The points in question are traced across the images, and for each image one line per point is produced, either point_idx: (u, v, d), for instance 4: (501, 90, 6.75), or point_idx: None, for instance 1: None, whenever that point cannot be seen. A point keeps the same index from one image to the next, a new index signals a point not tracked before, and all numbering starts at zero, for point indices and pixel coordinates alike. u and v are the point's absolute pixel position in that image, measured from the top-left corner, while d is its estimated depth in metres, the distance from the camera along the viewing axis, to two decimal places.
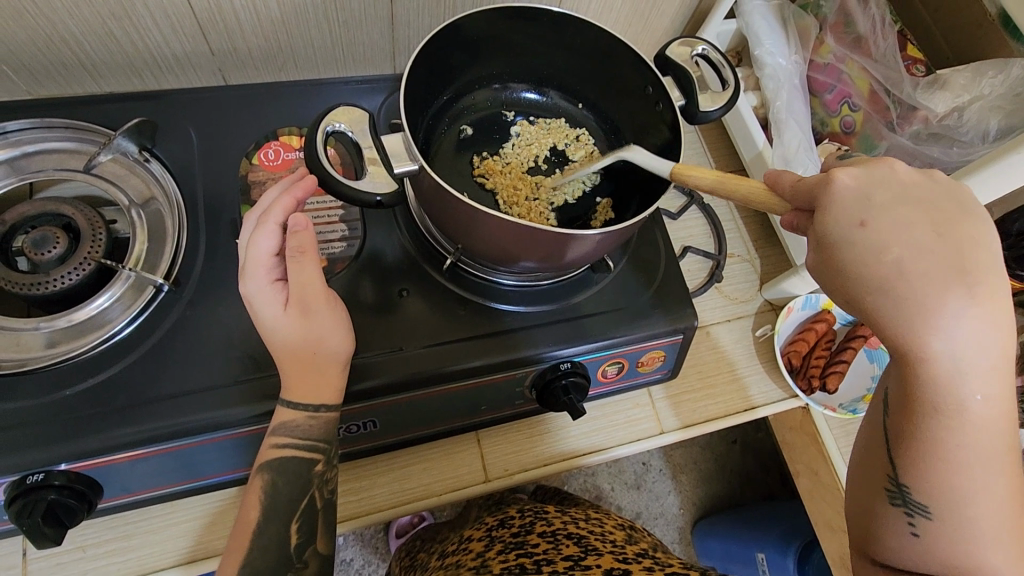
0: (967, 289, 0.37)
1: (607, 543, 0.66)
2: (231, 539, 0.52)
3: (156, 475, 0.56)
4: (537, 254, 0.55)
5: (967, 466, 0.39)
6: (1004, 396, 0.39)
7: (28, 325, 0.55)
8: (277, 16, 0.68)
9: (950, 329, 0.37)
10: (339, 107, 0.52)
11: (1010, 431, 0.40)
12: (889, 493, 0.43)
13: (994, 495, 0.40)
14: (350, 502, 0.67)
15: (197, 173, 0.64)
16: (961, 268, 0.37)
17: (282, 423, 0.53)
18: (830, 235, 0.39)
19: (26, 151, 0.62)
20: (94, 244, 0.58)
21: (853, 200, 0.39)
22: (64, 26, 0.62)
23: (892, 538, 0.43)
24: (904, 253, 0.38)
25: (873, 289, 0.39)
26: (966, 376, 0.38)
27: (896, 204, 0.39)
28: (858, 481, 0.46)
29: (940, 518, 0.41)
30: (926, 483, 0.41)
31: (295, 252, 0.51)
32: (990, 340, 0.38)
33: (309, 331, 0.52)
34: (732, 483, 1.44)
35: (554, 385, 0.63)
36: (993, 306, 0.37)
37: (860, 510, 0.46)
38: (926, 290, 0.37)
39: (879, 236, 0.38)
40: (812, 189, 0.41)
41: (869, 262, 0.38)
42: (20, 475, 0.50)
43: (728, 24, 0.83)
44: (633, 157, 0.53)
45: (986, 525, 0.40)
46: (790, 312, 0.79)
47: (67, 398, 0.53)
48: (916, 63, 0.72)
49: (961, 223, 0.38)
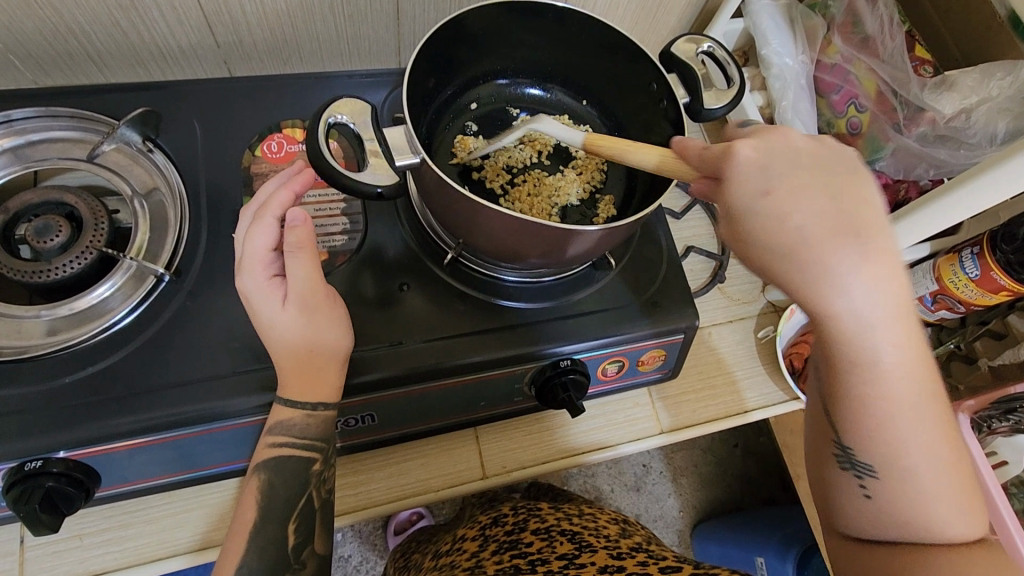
0: (861, 247, 0.39)
1: (602, 538, 0.67)
2: (230, 535, 0.52)
3: (154, 464, 0.57)
4: (537, 250, 0.55)
5: (897, 421, 0.43)
6: (915, 347, 0.42)
7: (30, 313, 0.56)
8: (283, 9, 0.68)
9: (850, 289, 0.39)
10: (341, 98, 0.51)
11: (927, 379, 0.42)
12: (837, 457, 0.47)
13: (929, 444, 0.43)
14: (348, 495, 0.67)
15: (199, 164, 0.64)
16: (852, 226, 0.39)
17: (278, 422, 0.53)
18: (737, 205, 0.41)
19: (31, 139, 0.62)
20: (97, 232, 0.58)
21: (756, 171, 0.40)
22: (69, 16, 0.62)
23: (850, 501, 0.47)
24: (802, 218, 0.39)
25: (781, 254, 0.40)
26: (876, 332, 0.40)
27: (793, 171, 0.40)
28: (815, 450, 0.50)
29: (884, 476, 0.45)
30: (867, 447, 0.44)
31: (293, 247, 0.51)
32: (886, 292, 0.39)
33: (308, 327, 0.52)
34: (732, 486, 1.44)
35: (553, 382, 0.62)
36: (885, 261, 0.39)
37: (819, 477, 0.50)
38: (826, 253, 0.39)
39: (781, 203, 0.40)
40: (717, 161, 0.42)
41: (771, 229, 0.40)
42: (18, 462, 0.50)
43: (734, 24, 0.82)
44: (546, 128, 0.54)
45: (926, 476, 0.44)
46: (793, 313, 0.78)
47: (66, 386, 0.53)
48: (924, 64, 0.71)
49: (850, 186, 0.40)
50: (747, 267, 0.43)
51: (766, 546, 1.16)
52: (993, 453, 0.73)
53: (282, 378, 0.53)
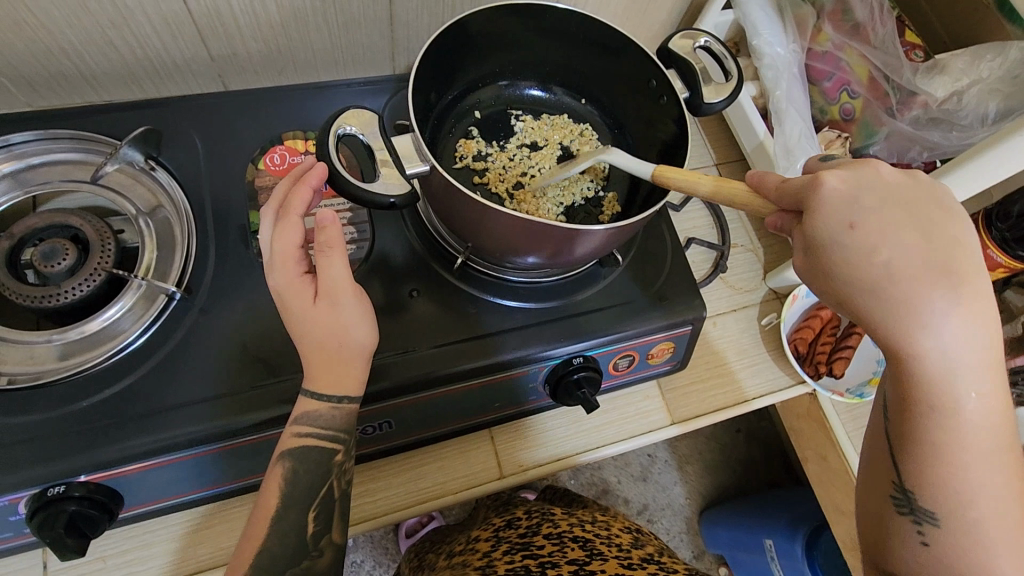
0: (952, 288, 0.38)
1: (613, 546, 0.67)
2: (250, 524, 0.52)
3: (174, 483, 0.56)
4: (549, 249, 0.55)
5: (969, 467, 0.40)
6: (1001, 395, 0.40)
7: (41, 338, 0.55)
8: (277, 20, 0.68)
9: (940, 331, 0.38)
10: (349, 110, 0.51)
11: (1009, 432, 0.41)
12: (895, 500, 0.44)
13: (1004, 500, 0.40)
14: (366, 502, 0.67)
15: (204, 180, 0.64)
16: (944, 267, 0.38)
17: (304, 412, 0.53)
18: (821, 236, 0.40)
19: (31, 163, 0.62)
20: (104, 255, 0.57)
21: (842, 203, 0.39)
22: (60, 35, 0.62)
23: (903, 548, 0.44)
24: (891, 254, 0.38)
25: (864, 290, 0.40)
26: (962, 375, 0.39)
27: (882, 205, 0.39)
28: (868, 492, 0.47)
29: (947, 525, 0.42)
30: (931, 487, 0.42)
31: (324, 246, 0.50)
32: (978, 338, 0.38)
33: (334, 322, 0.51)
34: (737, 472, 1.46)
35: (566, 380, 0.63)
36: (977, 305, 0.38)
37: (871, 519, 0.47)
38: (914, 292, 0.38)
39: (867, 238, 0.39)
40: (799, 191, 0.41)
41: (857, 264, 0.39)
42: (41, 487, 0.50)
43: (725, 15, 0.83)
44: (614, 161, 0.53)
45: (998, 535, 0.40)
46: (795, 299, 0.79)
47: (84, 409, 0.53)
48: (915, 49, 0.73)
49: (942, 223, 0.39)
50: (824, 297, 0.43)
51: (775, 528, 1.18)
52: None
53: (308, 371, 0.52)
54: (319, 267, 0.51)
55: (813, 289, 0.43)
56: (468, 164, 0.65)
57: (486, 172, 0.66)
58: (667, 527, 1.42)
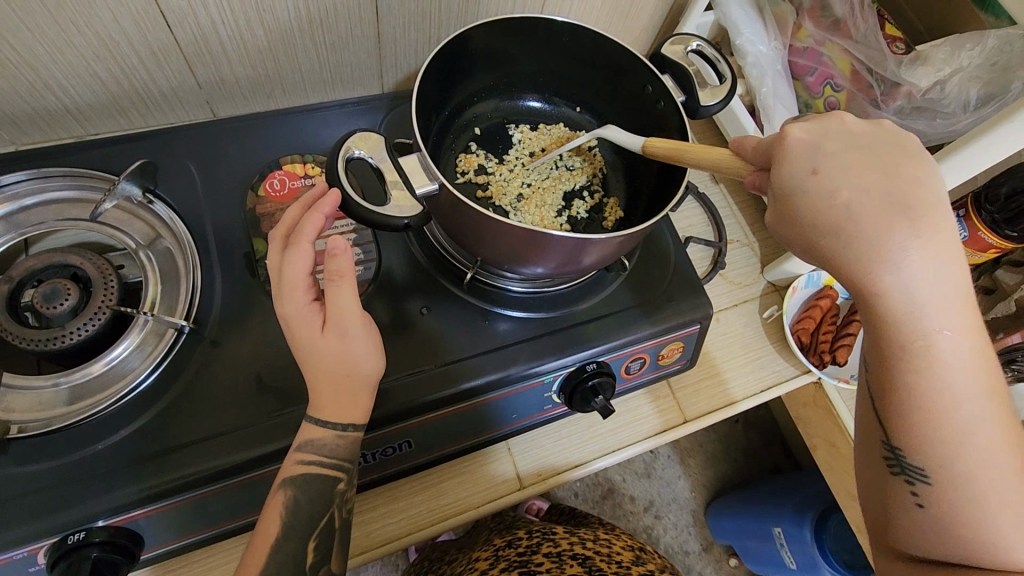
0: (911, 224, 0.39)
1: (613, 563, 0.71)
2: (245, 555, 0.51)
3: (190, 521, 0.55)
4: (552, 260, 0.56)
5: (952, 413, 0.40)
6: (973, 337, 0.41)
7: (47, 383, 0.54)
8: (264, 44, 0.67)
9: (900, 263, 0.39)
10: (357, 133, 0.52)
11: (990, 374, 0.41)
12: (887, 461, 0.44)
13: (992, 450, 0.40)
14: (386, 524, 0.66)
15: (203, 211, 0.63)
16: (903, 207, 0.40)
17: (307, 441, 0.52)
18: (787, 183, 0.42)
19: (25, 205, 0.60)
20: (107, 292, 0.56)
21: (807, 150, 0.42)
22: (45, 71, 0.61)
23: (903, 515, 0.44)
24: (850, 194, 0.40)
25: (827, 233, 0.41)
26: (926, 309, 0.40)
27: (843, 151, 0.42)
28: (866, 462, 0.47)
29: (939, 484, 0.42)
30: (919, 443, 0.42)
31: (335, 275, 0.49)
32: (941, 272, 0.39)
33: (344, 351, 0.51)
34: (740, 463, 1.47)
35: (582, 387, 0.64)
36: (935, 237, 0.40)
37: (872, 493, 0.46)
38: (873, 228, 0.40)
39: (830, 180, 0.41)
40: (768, 148, 0.44)
41: (818, 205, 0.41)
42: (59, 536, 0.49)
43: (707, 16, 0.84)
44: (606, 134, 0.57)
45: (992, 488, 0.40)
46: (795, 291, 0.82)
47: (97, 453, 0.52)
48: (896, 41, 0.75)
49: (905, 164, 0.41)
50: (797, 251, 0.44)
51: (782, 515, 1.18)
52: None
53: (314, 399, 0.52)
54: (327, 295, 0.50)
55: (787, 241, 0.45)
56: (471, 179, 0.66)
57: (488, 186, 0.66)
58: (674, 522, 1.43)
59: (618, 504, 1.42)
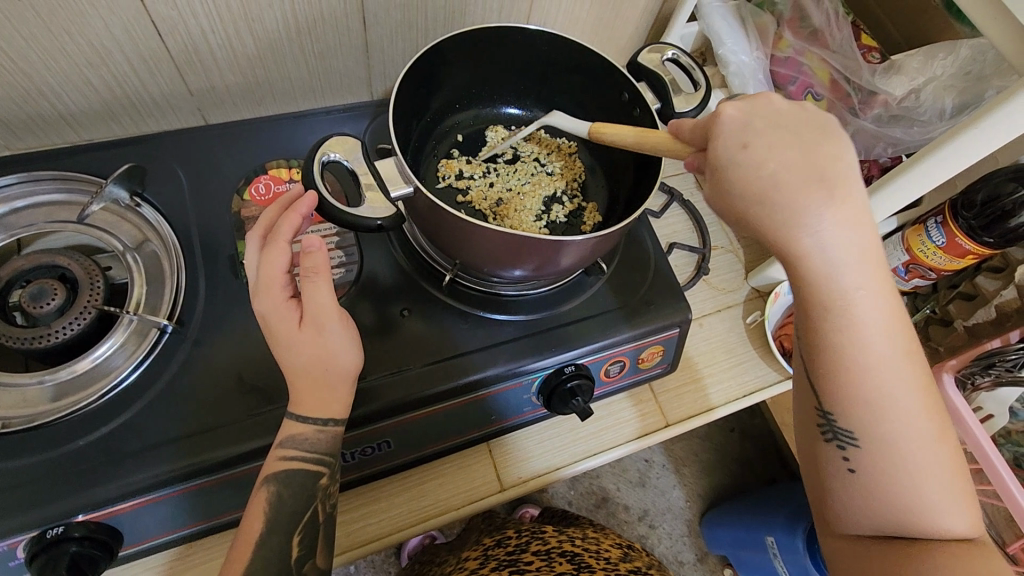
0: (831, 199, 0.42)
1: (601, 560, 0.72)
2: (230, 551, 0.52)
3: (173, 517, 0.56)
4: (530, 262, 0.57)
5: (871, 376, 0.45)
6: (888, 304, 0.45)
7: (32, 380, 0.55)
8: (253, 52, 0.69)
9: (820, 236, 0.42)
10: (334, 137, 0.53)
11: (903, 338, 0.45)
12: (821, 428, 0.49)
13: (908, 409, 0.45)
14: (368, 524, 0.67)
15: (189, 214, 0.65)
16: (828, 182, 0.42)
17: (289, 435, 0.53)
18: (719, 158, 0.43)
19: (16, 207, 0.62)
20: (93, 292, 0.58)
21: (736, 127, 0.43)
22: (38, 77, 0.63)
23: (837, 476, 0.49)
24: (777, 167, 0.42)
25: (756, 207, 0.43)
26: (845, 279, 0.43)
27: (769, 127, 0.43)
28: (803, 430, 0.51)
29: (866, 446, 0.46)
30: (845, 407, 0.46)
31: (311, 272, 0.51)
32: (855, 244, 0.43)
33: (321, 347, 0.52)
34: (734, 472, 1.47)
35: (560, 390, 0.64)
36: (850, 209, 0.43)
37: (810, 458, 0.51)
38: (798, 202, 0.42)
39: (757, 155, 0.42)
40: (704, 126, 0.45)
41: (748, 178, 0.42)
42: (38, 530, 0.50)
43: (691, 27, 0.86)
44: (555, 120, 0.58)
45: (909, 445, 0.46)
46: (778, 297, 0.81)
47: (79, 449, 0.53)
48: (871, 51, 0.76)
49: (826, 140, 0.43)
50: (731, 224, 0.46)
51: (776, 524, 1.15)
52: (980, 407, 0.74)
53: (293, 395, 0.53)
54: (304, 292, 0.51)
55: (720, 215, 0.46)
56: (451, 184, 0.67)
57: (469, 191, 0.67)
58: (668, 532, 1.42)
59: (611, 512, 1.42)
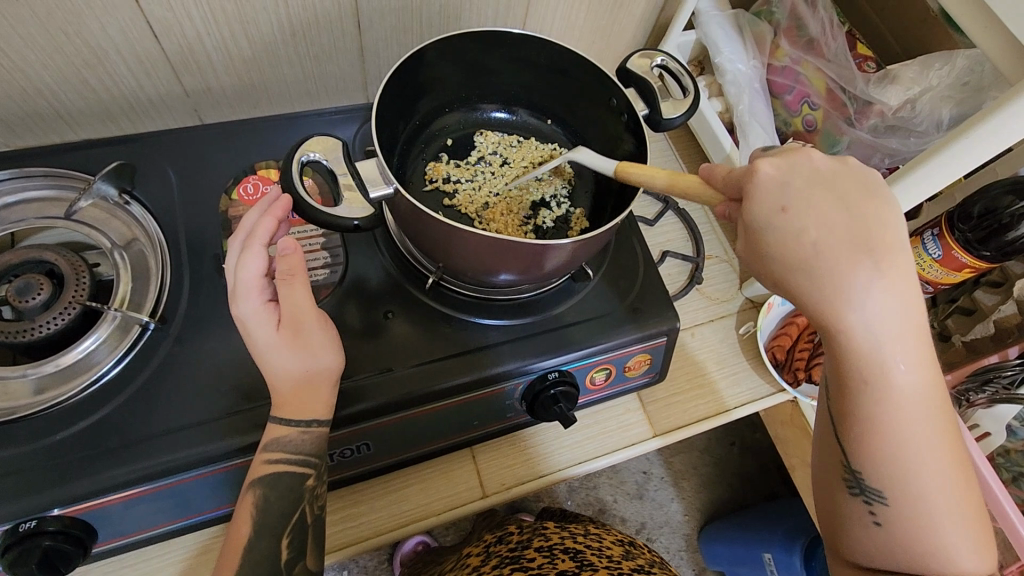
0: (874, 264, 0.42)
1: (604, 557, 0.71)
2: (220, 555, 0.52)
3: (153, 514, 0.56)
4: (515, 266, 0.56)
5: (903, 437, 0.44)
6: (925, 366, 0.44)
7: (15, 373, 0.55)
8: (248, 54, 0.70)
9: (863, 302, 0.42)
10: (313, 137, 0.53)
11: (939, 400, 0.44)
12: (846, 482, 0.48)
13: (938, 470, 0.44)
14: (350, 527, 0.66)
15: (178, 213, 0.65)
16: (870, 247, 0.42)
17: (273, 439, 0.53)
18: (755, 220, 0.43)
19: (7, 202, 0.63)
20: (79, 288, 0.58)
21: (775, 189, 0.42)
22: (34, 75, 0.63)
23: (861, 529, 0.48)
24: (818, 232, 0.42)
25: (793, 270, 0.43)
26: (885, 345, 0.43)
27: (811, 188, 0.43)
28: (824, 479, 0.50)
29: (894, 503, 0.46)
30: (874, 466, 0.45)
31: (287, 274, 0.52)
32: (898, 311, 0.42)
33: (301, 348, 0.52)
34: (733, 487, 1.45)
35: (543, 396, 0.63)
36: (896, 276, 0.42)
37: (829, 507, 0.51)
38: (839, 267, 0.42)
39: (797, 221, 0.42)
40: (740, 181, 0.44)
41: (788, 243, 0.43)
42: (12, 523, 0.50)
43: (687, 36, 0.86)
44: (580, 158, 0.56)
45: (938, 505, 0.45)
46: (771, 307, 0.80)
47: (59, 442, 0.53)
48: (866, 60, 0.76)
49: (871, 204, 0.43)
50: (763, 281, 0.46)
51: (774, 541, 1.13)
52: (976, 425, 0.72)
53: (275, 399, 0.53)
54: (282, 295, 0.52)
55: (749, 265, 0.47)
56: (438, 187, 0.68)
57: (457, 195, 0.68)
58: (665, 546, 1.40)
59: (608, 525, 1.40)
